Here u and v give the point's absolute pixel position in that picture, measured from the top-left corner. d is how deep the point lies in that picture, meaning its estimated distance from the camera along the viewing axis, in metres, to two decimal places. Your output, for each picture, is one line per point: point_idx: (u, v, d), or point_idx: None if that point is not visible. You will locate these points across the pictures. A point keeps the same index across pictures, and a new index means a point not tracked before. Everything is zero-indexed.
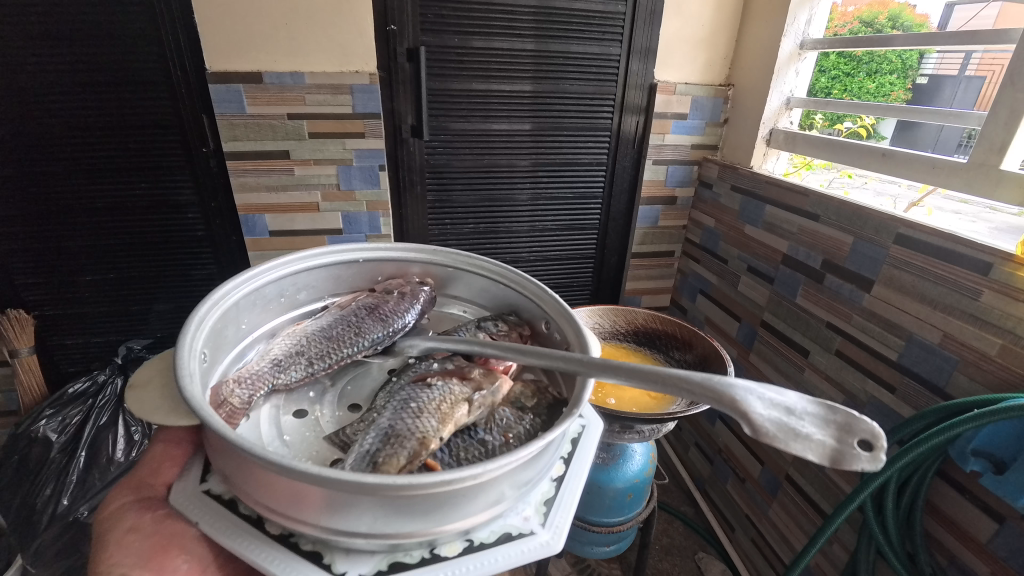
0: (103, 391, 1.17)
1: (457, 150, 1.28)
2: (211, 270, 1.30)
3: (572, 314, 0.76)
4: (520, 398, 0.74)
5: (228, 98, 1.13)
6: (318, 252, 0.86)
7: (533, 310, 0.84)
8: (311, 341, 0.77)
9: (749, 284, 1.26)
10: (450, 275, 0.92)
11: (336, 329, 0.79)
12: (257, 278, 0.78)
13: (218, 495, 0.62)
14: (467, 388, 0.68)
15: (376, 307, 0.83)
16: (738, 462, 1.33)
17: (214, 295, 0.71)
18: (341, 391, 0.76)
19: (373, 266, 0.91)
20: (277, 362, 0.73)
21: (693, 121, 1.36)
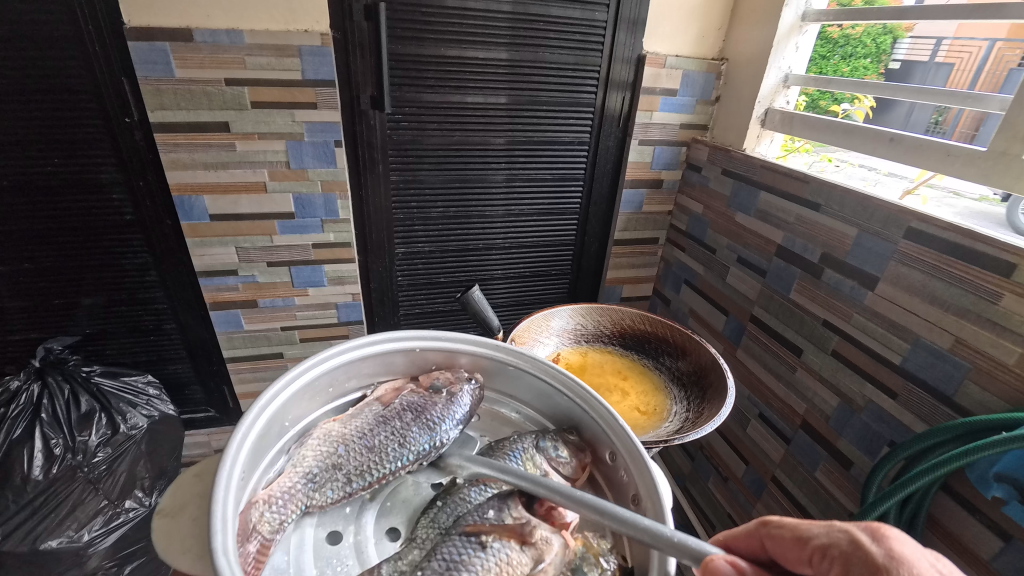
0: (16, 399, 1.01)
1: (425, 125, 1.14)
2: (145, 259, 1.14)
3: (646, 462, 0.62)
4: (582, 564, 0.60)
5: (152, 58, 0.96)
6: (372, 339, 0.76)
7: (597, 433, 0.71)
8: (348, 452, 0.68)
9: (738, 277, 1.18)
10: (510, 375, 0.81)
11: (378, 435, 0.70)
12: (308, 374, 0.70)
13: None
14: (527, 555, 0.58)
15: (413, 406, 0.74)
16: (721, 460, 1.25)
17: (260, 402, 0.63)
18: (379, 509, 0.68)
19: (424, 355, 0.80)
20: (313, 476, 0.65)
21: (682, 98, 1.26)
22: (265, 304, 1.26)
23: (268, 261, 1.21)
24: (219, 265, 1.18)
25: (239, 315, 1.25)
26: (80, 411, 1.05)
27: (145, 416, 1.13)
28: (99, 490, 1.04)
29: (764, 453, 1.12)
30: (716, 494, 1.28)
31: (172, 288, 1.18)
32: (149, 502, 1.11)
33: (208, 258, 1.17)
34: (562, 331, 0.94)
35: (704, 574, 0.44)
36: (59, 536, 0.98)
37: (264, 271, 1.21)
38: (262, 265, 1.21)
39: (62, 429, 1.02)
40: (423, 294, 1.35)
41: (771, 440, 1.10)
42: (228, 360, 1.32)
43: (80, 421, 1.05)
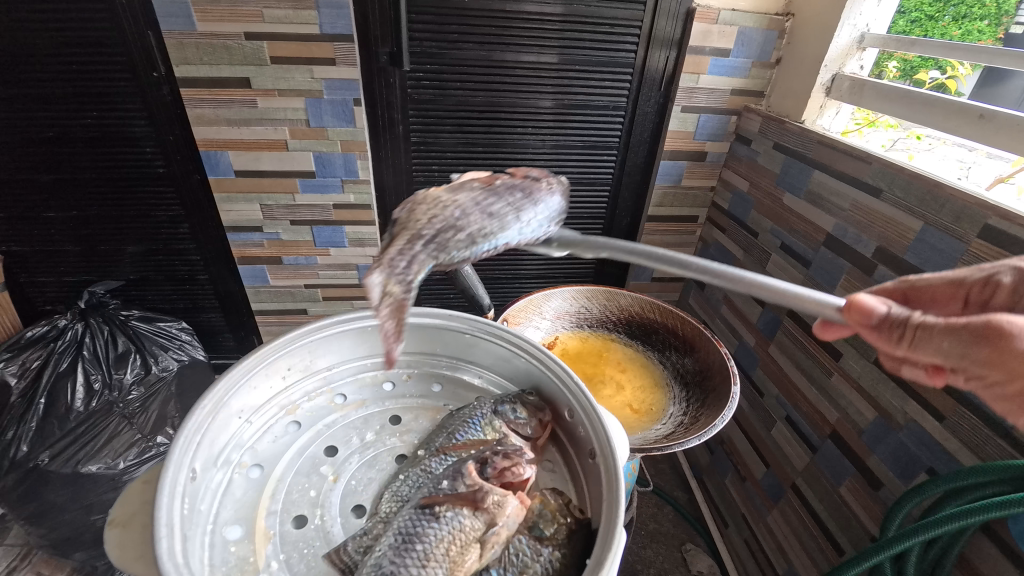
0: (63, 336, 1.10)
1: (448, 84, 1.08)
2: (177, 212, 1.18)
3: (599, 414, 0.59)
4: (538, 521, 0.57)
5: (174, 11, 0.95)
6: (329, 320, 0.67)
7: (557, 394, 0.66)
8: (468, 213, 0.58)
9: (778, 265, 1.07)
10: (468, 343, 0.72)
11: (494, 202, 0.60)
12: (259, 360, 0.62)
13: None
14: (479, 522, 0.51)
15: (520, 184, 0.64)
16: (741, 458, 1.18)
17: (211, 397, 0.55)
18: (348, 489, 0.59)
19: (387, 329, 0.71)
20: (435, 236, 0.56)
21: (734, 59, 1.11)
22: (288, 261, 1.28)
23: (290, 220, 1.22)
24: (244, 221, 1.21)
25: (264, 271, 1.29)
26: (116, 351, 1.14)
27: (175, 360, 1.22)
28: (133, 424, 1.13)
29: (786, 458, 1.04)
30: (732, 492, 1.21)
31: (202, 241, 1.23)
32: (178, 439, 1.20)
33: (234, 214, 1.20)
34: (557, 314, 0.91)
35: (850, 308, 0.53)
36: (98, 462, 1.07)
37: (287, 229, 1.23)
38: (285, 224, 1.22)
39: (101, 367, 1.11)
40: None
41: (795, 445, 1.01)
42: (257, 312, 1.37)
43: (117, 359, 1.14)
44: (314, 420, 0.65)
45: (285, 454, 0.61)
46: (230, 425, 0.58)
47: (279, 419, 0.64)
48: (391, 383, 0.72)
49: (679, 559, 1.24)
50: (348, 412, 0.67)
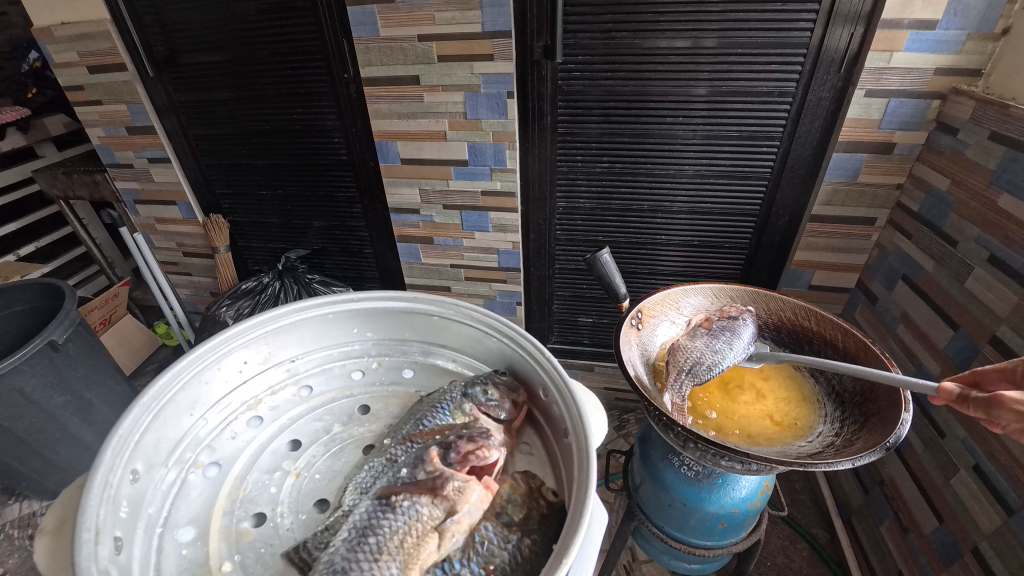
0: (266, 290, 1.37)
1: (597, 75, 1.09)
2: (353, 194, 1.37)
3: (571, 391, 0.66)
4: (507, 507, 0.63)
5: (364, 20, 1.10)
6: (279, 312, 0.77)
7: (532, 375, 0.73)
8: (706, 355, 0.76)
9: (983, 282, 0.88)
10: (437, 326, 0.82)
11: (717, 342, 0.77)
12: (207, 361, 0.72)
13: None
14: (438, 509, 0.57)
15: (727, 324, 0.79)
16: (905, 505, 1.00)
17: (146, 399, 0.64)
18: (307, 484, 0.68)
19: (349, 317, 0.82)
20: (692, 375, 0.75)
21: (945, 32, 0.92)
22: (439, 242, 1.41)
23: (443, 204, 1.34)
24: (405, 204, 1.36)
25: (417, 249, 1.44)
26: None
27: None
28: None
29: (967, 516, 0.86)
30: (887, 541, 1.04)
31: (370, 220, 1.41)
32: None
33: (398, 197, 1.35)
34: (695, 312, 0.87)
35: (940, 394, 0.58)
36: None
37: (440, 213, 1.35)
38: (438, 208, 1.35)
39: None
40: (581, 248, 1.34)
41: (981, 501, 0.83)
42: (409, 286, 1.54)
43: None
44: (277, 413, 0.76)
45: (246, 453, 0.71)
46: (183, 422, 0.69)
47: (241, 413, 0.75)
48: (360, 372, 0.83)
49: None
50: (313, 404, 0.78)
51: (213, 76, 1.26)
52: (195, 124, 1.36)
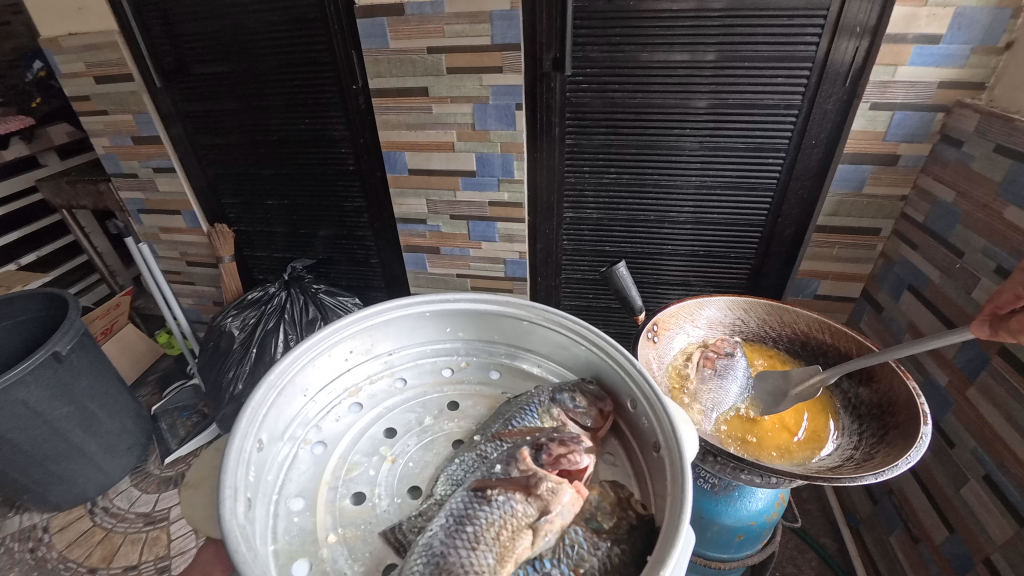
0: (271, 300, 1.35)
1: (606, 87, 1.10)
2: (361, 204, 1.37)
3: (666, 403, 0.58)
4: (594, 514, 0.56)
5: (374, 32, 1.10)
6: (380, 306, 0.70)
7: (619, 383, 0.65)
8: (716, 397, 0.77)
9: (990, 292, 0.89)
10: (524, 331, 0.73)
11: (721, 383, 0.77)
12: (318, 343, 0.66)
13: None
14: (532, 508, 0.50)
15: (723, 361, 0.79)
16: (915, 515, 1.00)
17: (272, 375, 0.60)
18: (400, 469, 0.63)
19: (443, 317, 0.74)
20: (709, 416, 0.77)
21: (949, 46, 0.94)
22: (445, 251, 1.41)
23: (451, 214, 1.34)
24: (412, 214, 1.36)
25: (424, 258, 1.44)
26: (307, 318, 1.36)
27: None
28: None
29: (978, 526, 0.86)
30: (897, 551, 1.04)
31: (377, 230, 1.41)
32: None
33: (405, 207, 1.35)
34: (710, 322, 0.87)
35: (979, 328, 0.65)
36: None
37: (447, 222, 1.36)
38: (446, 217, 1.35)
39: (296, 328, 1.34)
40: (587, 259, 1.35)
41: (993, 512, 0.83)
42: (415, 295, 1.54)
43: (308, 324, 1.36)
44: (376, 400, 0.70)
45: (348, 435, 0.66)
46: (295, 402, 0.64)
47: (341, 399, 0.69)
48: (450, 370, 0.75)
49: None
50: (408, 397, 0.71)
51: (220, 86, 1.27)
52: (202, 133, 1.36)
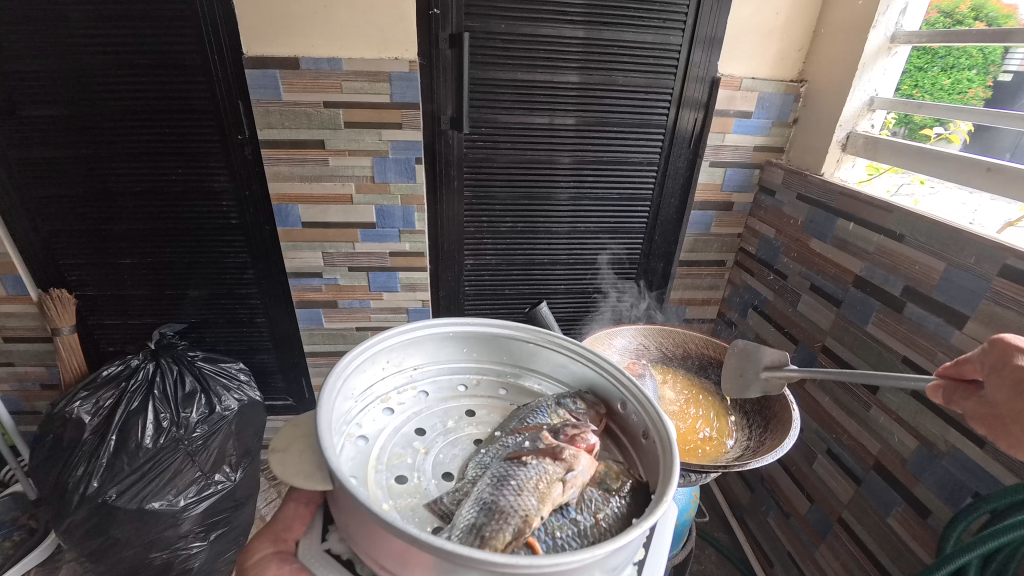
0: (135, 375, 1.16)
1: (499, 145, 1.20)
2: (245, 260, 1.27)
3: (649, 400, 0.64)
4: (604, 478, 0.61)
5: (264, 83, 1.08)
6: (418, 323, 0.71)
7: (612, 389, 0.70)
8: None
9: (811, 305, 1.16)
10: (532, 351, 0.75)
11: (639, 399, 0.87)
12: (371, 346, 0.66)
13: (338, 555, 0.53)
14: (558, 466, 0.56)
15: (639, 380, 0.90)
16: (783, 494, 1.21)
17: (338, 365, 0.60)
18: (433, 459, 0.63)
19: (468, 338, 0.75)
20: None
21: (758, 120, 1.26)
22: (344, 304, 1.37)
23: (349, 266, 1.31)
24: (306, 267, 1.30)
25: (320, 314, 1.37)
26: (184, 391, 1.18)
27: (236, 399, 1.25)
28: (195, 462, 1.15)
29: (831, 493, 1.07)
30: (775, 529, 1.23)
31: (264, 286, 1.31)
32: (233, 478, 1.22)
33: (298, 260, 1.29)
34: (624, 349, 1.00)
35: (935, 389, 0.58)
36: (161, 500, 1.10)
37: (345, 274, 1.32)
38: (344, 269, 1.31)
39: (170, 405, 1.15)
40: (488, 303, 1.41)
41: (839, 479, 1.05)
42: (309, 354, 1.44)
43: (185, 398, 1.17)
44: (406, 408, 0.70)
45: (383, 433, 0.65)
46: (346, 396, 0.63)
47: (374, 404, 0.68)
48: (464, 386, 0.75)
49: None
50: (432, 407, 0.71)
51: (65, 131, 1.10)
52: (36, 184, 1.15)
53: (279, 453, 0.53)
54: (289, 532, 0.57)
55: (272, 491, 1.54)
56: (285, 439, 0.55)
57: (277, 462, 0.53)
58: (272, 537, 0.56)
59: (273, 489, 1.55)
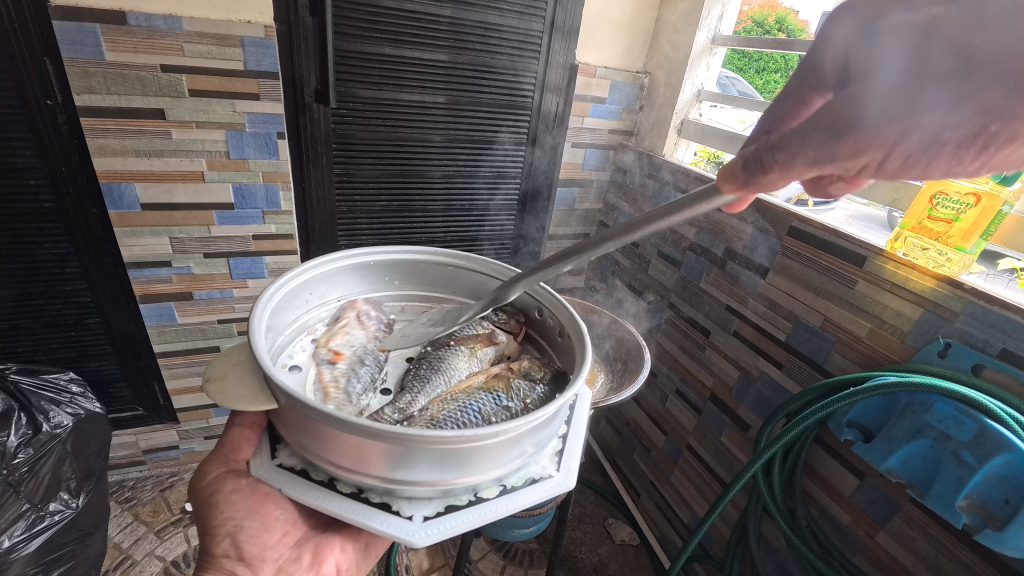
0: None
1: (369, 121, 1.17)
2: (67, 249, 1.07)
3: (564, 301, 0.79)
4: (529, 370, 0.76)
5: (80, 39, 0.91)
6: (336, 256, 0.82)
7: (527, 301, 0.87)
8: None
9: (659, 268, 1.36)
10: (450, 275, 0.91)
11: None
12: (294, 280, 0.75)
13: (291, 467, 0.61)
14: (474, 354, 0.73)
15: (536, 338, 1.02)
16: (644, 433, 1.42)
17: (263, 297, 0.67)
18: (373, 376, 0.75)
19: (382, 267, 0.88)
20: None
21: (611, 106, 1.43)
22: (200, 296, 1.23)
23: (204, 252, 1.19)
24: (150, 256, 1.15)
25: (171, 308, 1.22)
26: None
27: (70, 414, 1.08)
28: (21, 494, 0.96)
29: (679, 424, 1.29)
30: (640, 463, 1.44)
31: (96, 280, 1.13)
32: (76, 504, 1.05)
33: (138, 248, 1.13)
34: None
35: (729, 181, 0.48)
36: None
37: (200, 262, 1.19)
38: (198, 257, 1.19)
39: None
40: None
41: (685, 411, 1.27)
42: (160, 355, 1.28)
43: None
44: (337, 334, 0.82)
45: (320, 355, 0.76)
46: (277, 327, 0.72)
47: (304, 334, 0.79)
48: (389, 312, 0.90)
49: (603, 532, 1.43)
50: None
51: None
52: None
53: (215, 383, 0.61)
54: (236, 453, 0.69)
55: (124, 515, 1.35)
56: (218, 369, 0.63)
57: (214, 389, 0.60)
58: (223, 458, 0.69)
59: (126, 513, 1.36)
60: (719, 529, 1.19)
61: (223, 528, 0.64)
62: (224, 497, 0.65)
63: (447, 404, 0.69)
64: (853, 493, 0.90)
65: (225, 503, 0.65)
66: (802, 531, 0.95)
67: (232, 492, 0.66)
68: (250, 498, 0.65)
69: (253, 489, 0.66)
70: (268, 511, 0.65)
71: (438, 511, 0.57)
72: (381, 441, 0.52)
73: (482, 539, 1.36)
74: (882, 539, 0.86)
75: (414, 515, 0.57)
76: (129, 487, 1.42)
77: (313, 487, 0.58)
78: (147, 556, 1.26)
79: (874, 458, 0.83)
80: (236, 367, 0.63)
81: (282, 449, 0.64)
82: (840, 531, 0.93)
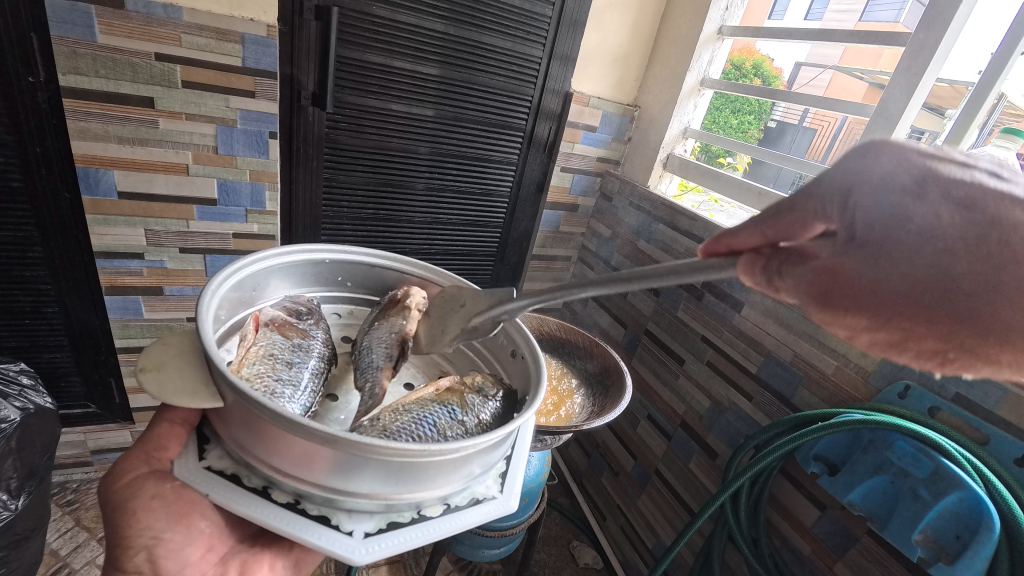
0: None
1: (361, 129, 1.17)
2: (31, 233, 1.02)
3: (521, 322, 0.82)
4: (483, 386, 0.77)
5: (72, 19, 0.87)
6: (291, 249, 0.82)
7: None
8: None
9: (638, 295, 1.40)
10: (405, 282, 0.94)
11: None
12: (243, 270, 0.73)
13: (221, 470, 0.58)
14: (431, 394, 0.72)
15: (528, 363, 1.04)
16: (613, 456, 1.44)
17: (212, 285, 0.65)
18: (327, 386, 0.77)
19: (336, 266, 0.89)
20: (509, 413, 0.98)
21: (601, 135, 1.48)
22: (171, 291, 1.19)
23: (180, 247, 1.15)
24: (122, 247, 1.10)
25: (139, 302, 1.17)
26: None
27: (18, 408, 1.01)
28: None
29: (649, 450, 1.31)
30: (607, 487, 1.46)
31: (60, 268, 1.07)
32: (15, 506, 0.98)
33: (109, 238, 1.08)
34: None
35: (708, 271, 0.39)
36: None
37: (175, 257, 1.15)
38: (173, 251, 1.15)
39: None
40: None
41: (655, 437, 1.30)
42: (121, 350, 1.22)
43: None
44: None
45: None
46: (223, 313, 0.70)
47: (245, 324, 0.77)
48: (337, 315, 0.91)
49: (568, 554, 1.44)
50: None
51: None
52: None
53: (151, 372, 0.58)
54: (161, 451, 0.65)
55: (64, 519, 1.27)
56: (154, 359, 0.60)
57: (149, 378, 0.57)
58: (146, 456, 0.65)
59: (67, 518, 1.28)
60: (682, 555, 1.21)
61: (139, 541, 0.60)
62: (141, 504, 0.61)
63: (400, 415, 0.66)
64: (814, 525, 0.94)
65: (143, 511, 0.60)
66: (764, 560, 0.98)
67: (151, 498, 0.61)
68: (173, 505, 0.61)
69: (193, 505, 0.62)
70: (192, 522, 0.62)
71: (379, 528, 0.56)
72: (333, 449, 0.51)
73: (445, 558, 1.34)
74: (840, 569, 0.90)
75: (354, 530, 0.55)
76: (71, 490, 1.33)
77: (245, 495, 0.56)
78: (87, 565, 1.18)
79: (838, 490, 0.86)
80: (176, 358, 0.61)
81: (211, 451, 0.60)
82: (799, 561, 0.97)
